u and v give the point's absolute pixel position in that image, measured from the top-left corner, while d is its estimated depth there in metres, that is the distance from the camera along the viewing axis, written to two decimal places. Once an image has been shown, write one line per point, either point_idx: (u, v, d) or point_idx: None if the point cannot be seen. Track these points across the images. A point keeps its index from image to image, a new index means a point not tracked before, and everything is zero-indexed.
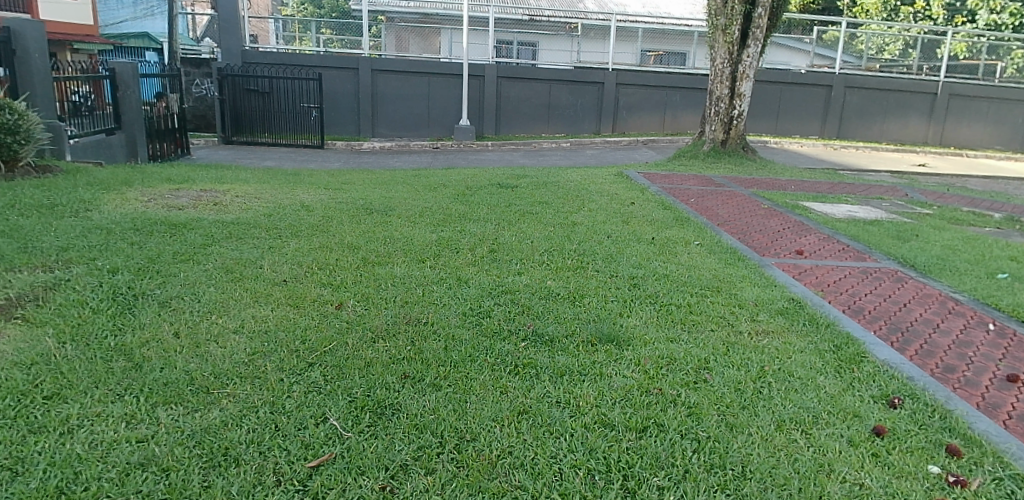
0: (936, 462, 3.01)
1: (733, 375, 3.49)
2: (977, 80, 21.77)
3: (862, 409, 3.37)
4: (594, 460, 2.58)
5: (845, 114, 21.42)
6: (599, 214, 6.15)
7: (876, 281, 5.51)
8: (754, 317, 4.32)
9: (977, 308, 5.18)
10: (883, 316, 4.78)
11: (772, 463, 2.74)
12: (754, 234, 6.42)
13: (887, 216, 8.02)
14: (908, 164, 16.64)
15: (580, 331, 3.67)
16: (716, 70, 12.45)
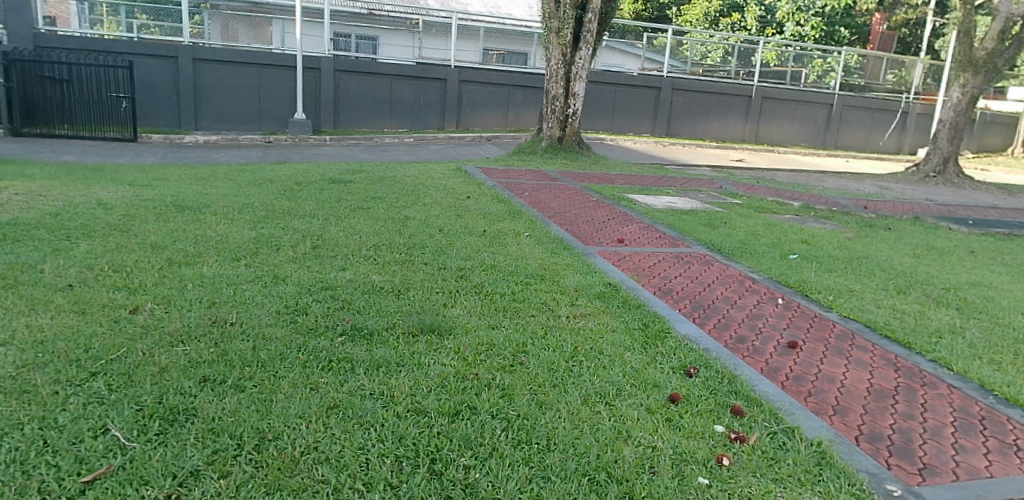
0: (722, 422, 3.38)
1: (547, 356, 3.70)
2: (785, 84, 24.35)
3: (662, 379, 3.70)
4: (403, 447, 2.61)
5: (673, 114, 23.19)
6: (433, 208, 6.19)
7: (686, 265, 6.05)
8: (573, 302, 4.58)
9: (770, 285, 5.86)
10: (689, 295, 5.27)
11: (575, 434, 2.98)
12: (580, 224, 6.78)
13: (701, 206, 8.79)
14: (726, 159, 18.33)
15: (401, 323, 3.69)
16: (551, 70, 12.96)
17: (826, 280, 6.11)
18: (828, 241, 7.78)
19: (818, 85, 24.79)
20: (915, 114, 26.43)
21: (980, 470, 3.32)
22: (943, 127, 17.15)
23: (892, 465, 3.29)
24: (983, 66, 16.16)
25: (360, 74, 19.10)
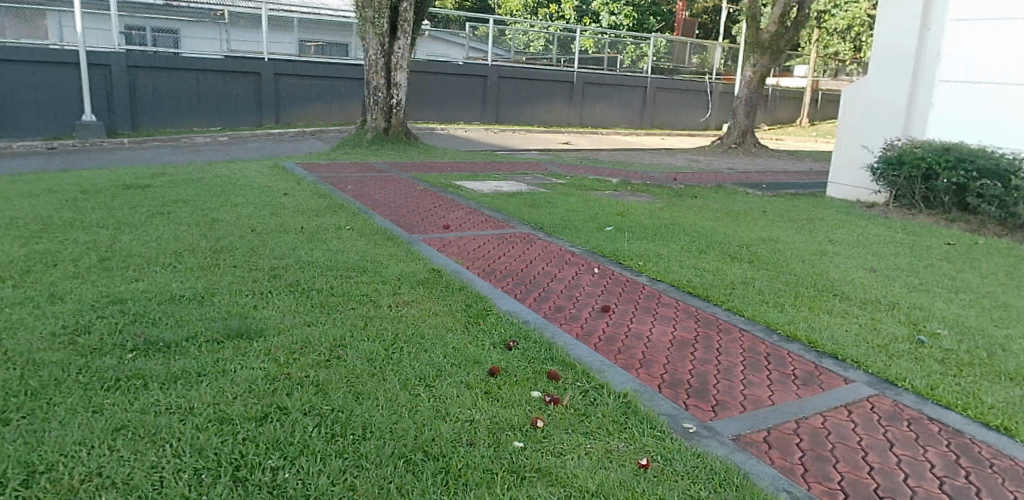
0: (538, 388, 3.55)
1: (367, 346, 3.68)
2: (603, 69, 25.82)
3: (482, 355, 3.82)
4: (203, 459, 2.48)
5: (501, 101, 23.76)
6: (244, 208, 5.89)
7: (509, 245, 6.27)
8: (396, 290, 4.58)
9: (588, 257, 6.24)
10: (512, 274, 5.49)
11: (393, 419, 2.99)
12: (405, 213, 6.78)
13: (526, 189, 9.10)
14: (554, 143, 19.12)
15: (205, 331, 3.52)
16: (370, 60, 12.74)
17: (638, 248, 6.60)
18: (642, 212, 8.39)
19: (632, 70, 26.55)
20: (718, 92, 29.14)
21: (763, 400, 3.78)
22: (739, 103, 19.06)
23: (690, 406, 3.65)
24: (768, 47, 18.10)
25: (157, 69, 17.58)
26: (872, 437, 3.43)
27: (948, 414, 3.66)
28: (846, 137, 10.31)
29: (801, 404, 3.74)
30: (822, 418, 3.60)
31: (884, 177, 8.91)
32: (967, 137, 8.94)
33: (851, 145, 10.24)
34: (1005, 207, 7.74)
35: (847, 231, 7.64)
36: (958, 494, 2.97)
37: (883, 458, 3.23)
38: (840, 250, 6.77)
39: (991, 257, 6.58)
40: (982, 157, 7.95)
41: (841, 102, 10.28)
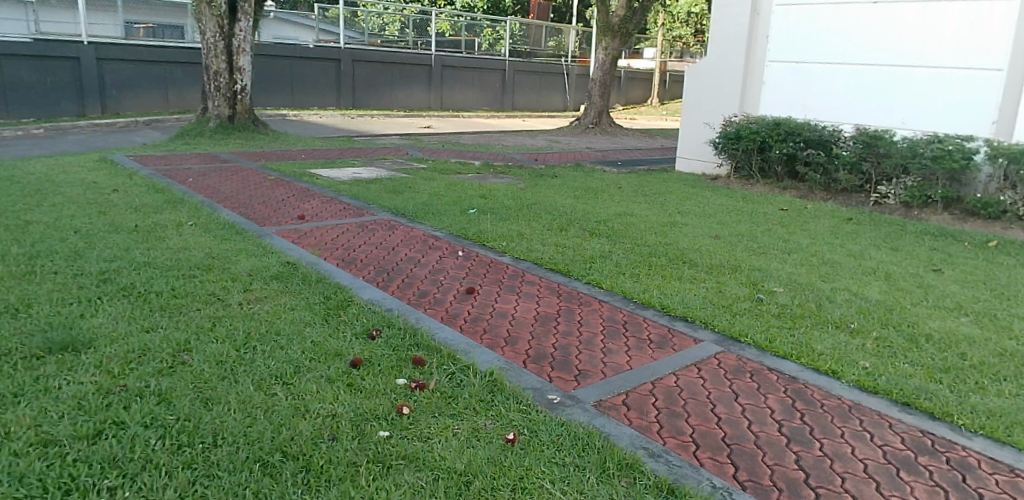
0: (403, 375, 3.51)
1: (216, 348, 3.46)
2: (461, 53, 25.80)
3: (344, 347, 3.71)
4: (22, 489, 2.23)
5: (357, 86, 23.10)
6: (65, 208, 5.33)
7: (370, 232, 6.13)
8: (247, 287, 4.34)
9: (452, 240, 6.24)
10: (373, 262, 5.38)
11: (248, 422, 2.84)
12: (256, 205, 6.43)
13: (385, 174, 8.93)
14: (415, 127, 18.86)
15: (22, 348, 3.16)
16: (207, 44, 11.85)
17: (501, 228, 6.69)
18: (505, 194, 8.48)
19: (490, 53, 26.77)
20: (574, 74, 30.02)
21: (622, 365, 3.97)
22: (594, 84, 19.82)
23: (554, 378, 3.77)
24: (618, 31, 18.84)
25: None
26: (719, 390, 3.71)
27: (783, 363, 4.05)
28: (692, 113, 11.00)
29: (657, 366, 3.98)
30: (676, 377, 3.85)
31: (725, 150, 9.61)
32: (794, 112, 9.64)
33: (696, 121, 10.94)
34: (827, 174, 8.52)
35: (695, 203, 8.17)
36: (793, 435, 3.30)
37: (729, 409, 3.51)
38: (689, 221, 7.23)
39: (818, 220, 7.29)
40: (806, 129, 8.65)
41: (688, 78, 10.94)
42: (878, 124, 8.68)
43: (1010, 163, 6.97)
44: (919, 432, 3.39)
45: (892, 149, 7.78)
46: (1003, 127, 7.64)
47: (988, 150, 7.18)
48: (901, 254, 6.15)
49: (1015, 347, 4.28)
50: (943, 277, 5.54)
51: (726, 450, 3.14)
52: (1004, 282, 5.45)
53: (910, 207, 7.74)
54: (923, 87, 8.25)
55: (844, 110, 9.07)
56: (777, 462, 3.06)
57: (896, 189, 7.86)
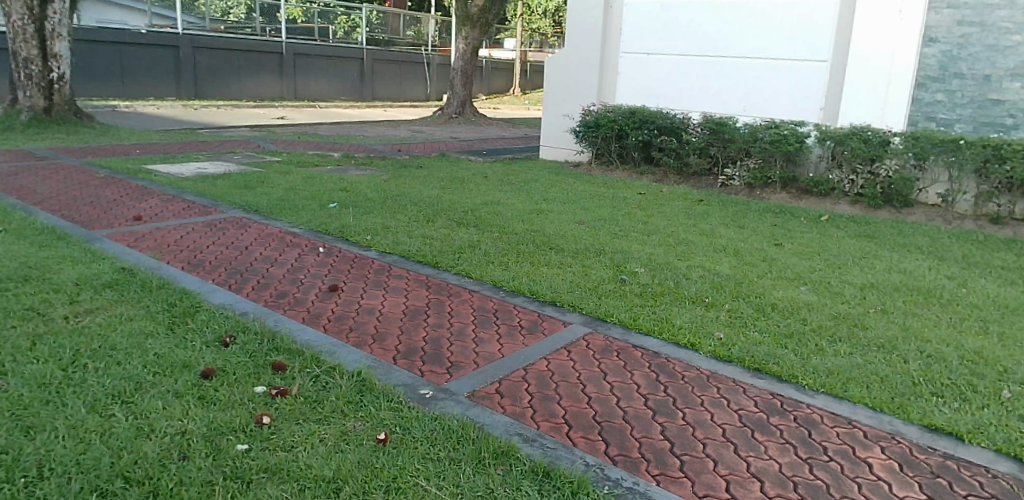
0: (262, 381, 3.26)
1: (36, 371, 3.03)
2: (315, 41, 24.76)
3: (193, 357, 3.38)
4: None
5: (201, 75, 21.48)
6: None
7: (219, 232, 5.68)
8: (73, 299, 3.85)
9: (312, 236, 5.92)
10: (224, 263, 4.98)
11: (79, 451, 2.51)
12: (82, 208, 5.75)
13: (235, 169, 8.34)
14: (268, 118, 17.81)
15: None
16: (13, 27, 10.46)
17: (364, 222, 6.45)
18: (368, 186, 8.19)
19: (347, 42, 25.91)
20: (436, 63, 29.73)
21: (494, 354, 3.94)
22: (456, 75, 19.78)
23: (426, 372, 3.66)
24: (478, 21, 18.82)
25: None
26: (589, 371, 3.78)
27: (647, 340, 4.21)
28: (553, 104, 11.23)
29: (528, 352, 3.98)
30: (547, 361, 3.88)
31: (586, 139, 9.89)
32: (648, 101, 10.11)
33: (557, 111, 11.18)
34: (680, 158, 8.99)
35: (559, 189, 8.33)
36: (660, 407, 3.43)
37: (599, 388, 3.58)
38: (554, 207, 7.35)
39: (673, 202, 7.70)
40: (659, 117, 9.05)
41: (547, 69, 11.14)
42: (723, 113, 9.29)
43: (836, 145, 7.70)
44: (769, 394, 3.66)
45: (735, 134, 8.31)
46: (828, 114, 8.44)
47: (817, 135, 7.89)
48: (747, 231, 6.62)
49: (845, 310, 4.75)
50: (784, 251, 6.04)
51: (598, 428, 3.20)
52: (833, 253, 6.04)
53: (753, 188, 8.37)
54: (759, 77, 8.95)
55: (693, 99, 9.60)
56: (645, 435, 3.16)
57: (740, 171, 8.47)
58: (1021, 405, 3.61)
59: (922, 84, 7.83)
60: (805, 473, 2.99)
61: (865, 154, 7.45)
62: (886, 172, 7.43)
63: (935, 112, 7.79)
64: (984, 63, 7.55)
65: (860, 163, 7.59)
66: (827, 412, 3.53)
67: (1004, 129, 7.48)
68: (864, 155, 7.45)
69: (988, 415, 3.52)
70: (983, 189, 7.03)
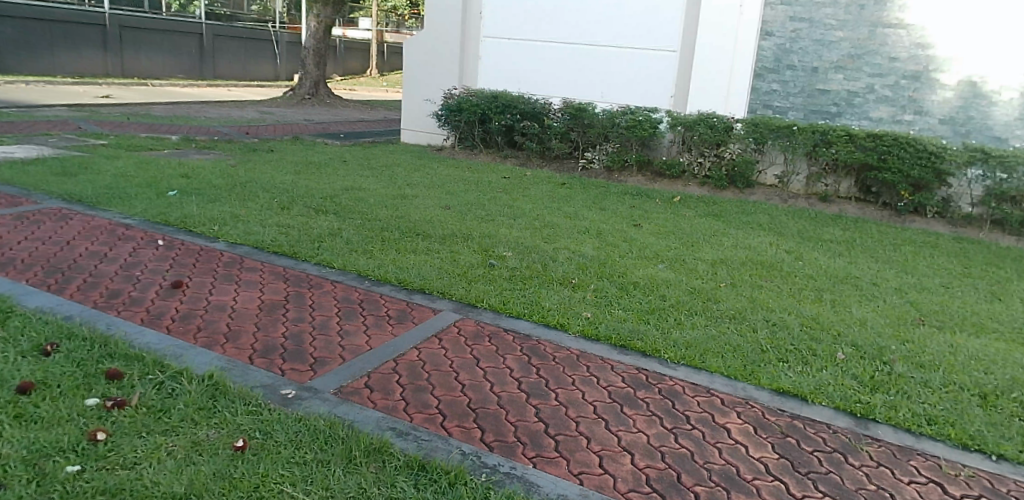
0: (94, 393, 2.86)
1: None
2: (145, 12, 22.50)
3: (4, 372, 2.90)
4: None
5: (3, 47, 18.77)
6: None
7: (34, 227, 4.95)
8: None
9: (149, 228, 5.33)
10: (41, 262, 4.35)
11: None
12: None
13: (50, 153, 7.34)
14: (90, 97, 15.93)
15: None
16: None
17: (210, 211, 5.91)
18: (211, 172, 7.51)
19: (182, 15, 23.80)
20: (285, 41, 28.07)
21: (361, 347, 3.74)
22: (308, 54, 18.80)
23: (287, 370, 3.39)
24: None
25: None
26: (461, 358, 3.69)
27: (518, 323, 4.20)
28: (413, 87, 10.95)
29: (397, 342, 3.81)
30: (418, 351, 3.74)
31: (449, 122, 9.73)
32: (509, 85, 10.08)
33: (416, 94, 10.90)
34: (542, 143, 9.11)
35: (422, 174, 8.13)
36: (533, 389, 3.42)
37: (472, 374, 3.51)
38: (418, 192, 7.16)
39: (536, 186, 7.78)
40: (521, 102, 9.11)
41: (406, 52, 10.85)
42: (581, 98, 9.52)
43: (686, 131, 8.17)
44: (635, 369, 3.78)
45: (594, 120, 8.58)
46: (679, 101, 8.95)
47: (669, 120, 8.31)
48: (608, 213, 6.84)
49: (700, 286, 5.03)
50: (642, 231, 6.30)
51: (472, 415, 3.12)
52: (687, 232, 6.39)
53: (611, 171, 8.67)
54: (613, 64, 9.27)
55: (553, 84, 9.72)
56: (520, 418, 3.14)
57: (600, 155, 8.78)
58: (851, 365, 4.04)
59: (760, 74, 8.54)
60: (671, 442, 3.12)
61: (712, 139, 7.96)
62: (731, 155, 8.00)
63: (772, 100, 8.54)
64: (812, 56, 8.29)
65: (706, 148, 8.17)
66: (688, 383, 3.71)
67: (829, 116, 8.31)
68: (711, 139, 7.97)
69: (825, 376, 3.89)
70: (812, 170, 7.82)
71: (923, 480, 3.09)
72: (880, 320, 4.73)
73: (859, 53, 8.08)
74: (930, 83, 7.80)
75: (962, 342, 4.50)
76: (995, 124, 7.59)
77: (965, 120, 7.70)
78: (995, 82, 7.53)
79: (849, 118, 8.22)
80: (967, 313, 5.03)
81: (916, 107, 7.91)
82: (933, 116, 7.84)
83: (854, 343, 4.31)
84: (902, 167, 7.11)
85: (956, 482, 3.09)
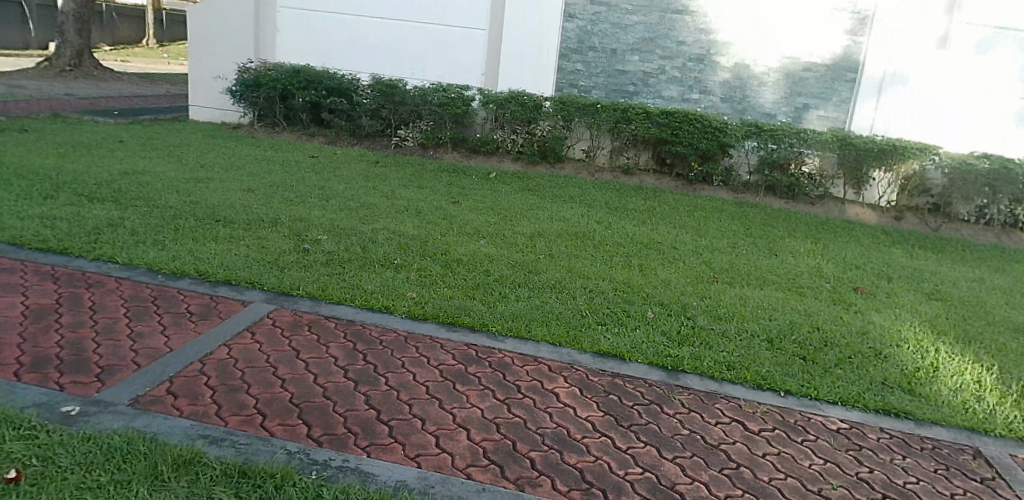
0: None
1: None
2: None
3: None
4: None
5: None
6: None
7: None
8: None
9: None
10: None
11: None
12: None
13: None
14: None
15: None
16: None
17: None
18: None
19: None
20: (34, 4, 24.07)
21: (159, 349, 3.29)
22: (66, 18, 16.28)
23: (65, 384, 2.89)
24: None
25: None
26: (278, 351, 3.40)
27: (340, 309, 3.97)
28: (199, 59, 9.77)
29: (202, 339, 3.41)
30: (228, 348, 3.37)
31: (245, 99, 8.90)
32: (313, 59, 9.44)
33: (204, 67, 9.76)
34: (352, 120, 8.70)
35: (219, 154, 7.39)
36: (360, 376, 3.25)
37: (293, 367, 3.25)
38: (215, 174, 6.49)
39: (349, 165, 7.44)
40: (327, 77, 8.61)
41: (190, 20, 9.66)
42: (390, 73, 9.23)
43: (498, 108, 8.31)
44: (464, 346, 3.75)
45: (405, 97, 8.38)
46: (490, 78, 9.05)
47: (481, 98, 8.41)
48: (425, 191, 6.73)
49: (521, 259, 5.13)
50: (461, 208, 6.29)
51: (296, 411, 2.88)
52: (505, 207, 6.49)
53: (426, 148, 8.56)
54: (422, 40, 9.10)
55: (360, 60, 9.30)
56: (349, 408, 2.96)
57: (413, 132, 8.61)
58: (660, 322, 4.38)
59: (565, 55, 8.91)
60: (504, 413, 3.13)
61: (523, 116, 8.18)
62: (541, 132, 8.27)
63: (577, 79, 8.96)
64: (611, 38, 8.81)
65: (519, 124, 8.34)
66: (516, 354, 3.76)
67: (628, 95, 8.92)
68: (522, 117, 8.18)
69: (639, 334, 4.18)
70: (614, 144, 8.34)
71: (727, 420, 3.45)
72: (682, 280, 5.19)
73: (652, 36, 8.74)
74: (712, 64, 8.67)
75: (748, 294, 5.09)
76: (764, 102, 8.66)
77: (740, 99, 8.70)
78: (763, 65, 8.56)
79: (646, 97, 8.89)
80: (750, 268, 5.70)
81: (700, 87, 8.75)
82: (715, 95, 8.75)
83: (661, 302, 4.69)
84: (692, 141, 7.85)
85: (754, 419, 3.50)
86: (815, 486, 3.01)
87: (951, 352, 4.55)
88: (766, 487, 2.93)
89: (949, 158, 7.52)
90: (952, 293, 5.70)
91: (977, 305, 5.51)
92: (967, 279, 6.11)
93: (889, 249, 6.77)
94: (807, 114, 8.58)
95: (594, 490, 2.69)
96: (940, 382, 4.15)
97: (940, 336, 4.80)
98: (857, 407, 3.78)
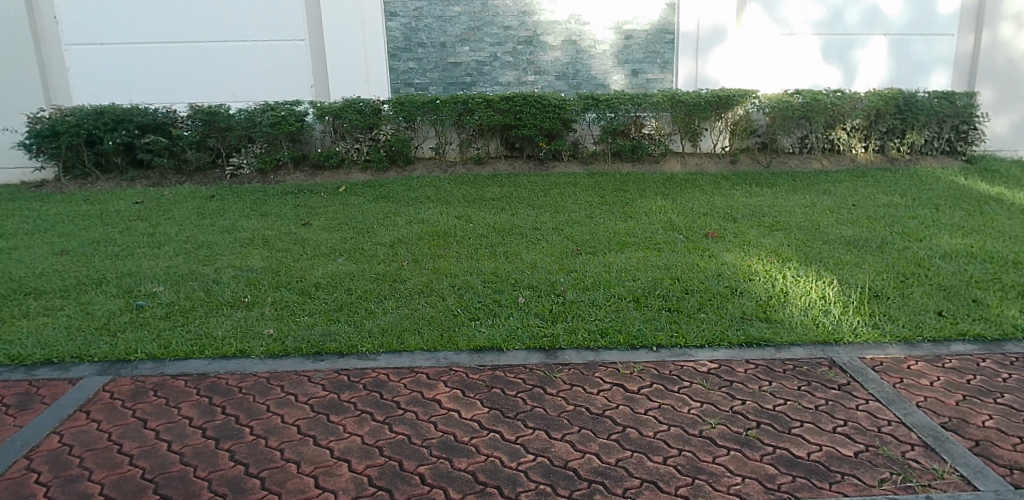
0: None
1: None
2: None
3: None
4: None
5: None
6: None
7: None
8: None
9: None
10: None
11: None
12: None
13: None
14: None
15: None
16: None
17: None
18: None
19: None
20: None
21: None
22: None
23: None
24: None
25: None
26: (120, 425, 3.05)
27: (189, 364, 3.63)
28: None
29: (24, 432, 2.98)
30: (58, 435, 2.97)
31: (42, 152, 7.92)
32: (118, 97, 8.58)
33: None
34: (175, 156, 8.01)
35: (21, 219, 6.55)
36: (221, 432, 2.98)
37: (141, 439, 2.92)
38: (19, 242, 5.75)
39: (179, 205, 6.87)
40: (137, 114, 7.89)
41: None
42: (209, 100, 8.62)
43: (335, 120, 8.01)
44: (334, 373, 3.56)
45: (230, 122, 7.85)
46: (320, 90, 8.71)
47: (314, 112, 8.04)
48: (270, 218, 6.35)
49: (384, 270, 4.97)
50: (312, 229, 6.01)
51: (151, 487, 2.60)
52: (358, 219, 6.27)
53: (265, 173, 8.07)
54: (239, 60, 8.57)
55: (173, 90, 8.59)
56: (214, 469, 2.72)
57: (247, 158, 8.02)
58: (532, 304, 4.41)
59: (394, 55, 8.77)
60: (386, 433, 3.00)
61: (362, 124, 7.94)
62: (385, 136, 8.07)
63: (412, 77, 8.84)
64: (438, 32, 8.76)
65: (360, 133, 8.07)
66: (391, 369, 3.62)
67: (466, 86, 8.92)
68: (362, 124, 7.94)
69: (512, 321, 4.17)
70: (461, 137, 8.30)
71: (607, 386, 3.52)
72: (546, 259, 5.25)
73: (478, 25, 8.77)
74: (541, 45, 8.84)
75: (612, 259, 5.24)
76: (597, 74, 8.94)
77: (574, 74, 8.93)
78: (589, 38, 8.85)
79: (484, 86, 8.93)
80: (610, 234, 5.88)
81: (534, 68, 8.90)
82: (549, 74, 8.93)
83: (530, 285, 4.71)
84: (535, 122, 7.98)
85: (632, 379, 3.60)
86: (695, 429, 3.14)
87: (797, 276, 4.94)
88: (651, 443, 3.02)
89: (768, 100, 8.18)
90: (789, 221, 6.18)
91: (811, 228, 6.02)
92: (799, 206, 6.67)
93: (729, 191, 7.25)
94: (638, 80, 8.96)
95: (488, 490, 2.64)
96: (791, 305, 4.48)
97: (785, 263, 5.20)
98: (723, 345, 4.00)
